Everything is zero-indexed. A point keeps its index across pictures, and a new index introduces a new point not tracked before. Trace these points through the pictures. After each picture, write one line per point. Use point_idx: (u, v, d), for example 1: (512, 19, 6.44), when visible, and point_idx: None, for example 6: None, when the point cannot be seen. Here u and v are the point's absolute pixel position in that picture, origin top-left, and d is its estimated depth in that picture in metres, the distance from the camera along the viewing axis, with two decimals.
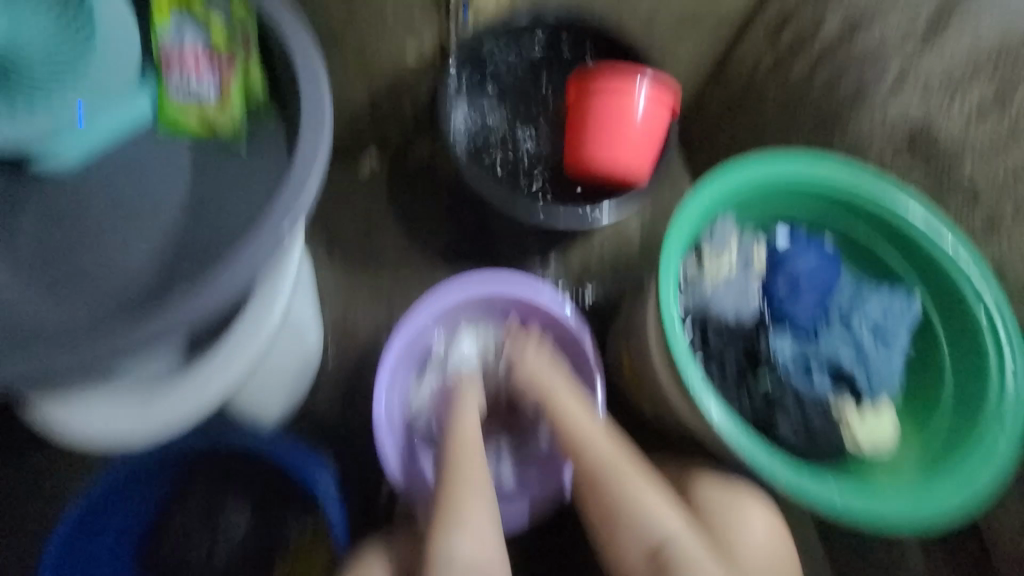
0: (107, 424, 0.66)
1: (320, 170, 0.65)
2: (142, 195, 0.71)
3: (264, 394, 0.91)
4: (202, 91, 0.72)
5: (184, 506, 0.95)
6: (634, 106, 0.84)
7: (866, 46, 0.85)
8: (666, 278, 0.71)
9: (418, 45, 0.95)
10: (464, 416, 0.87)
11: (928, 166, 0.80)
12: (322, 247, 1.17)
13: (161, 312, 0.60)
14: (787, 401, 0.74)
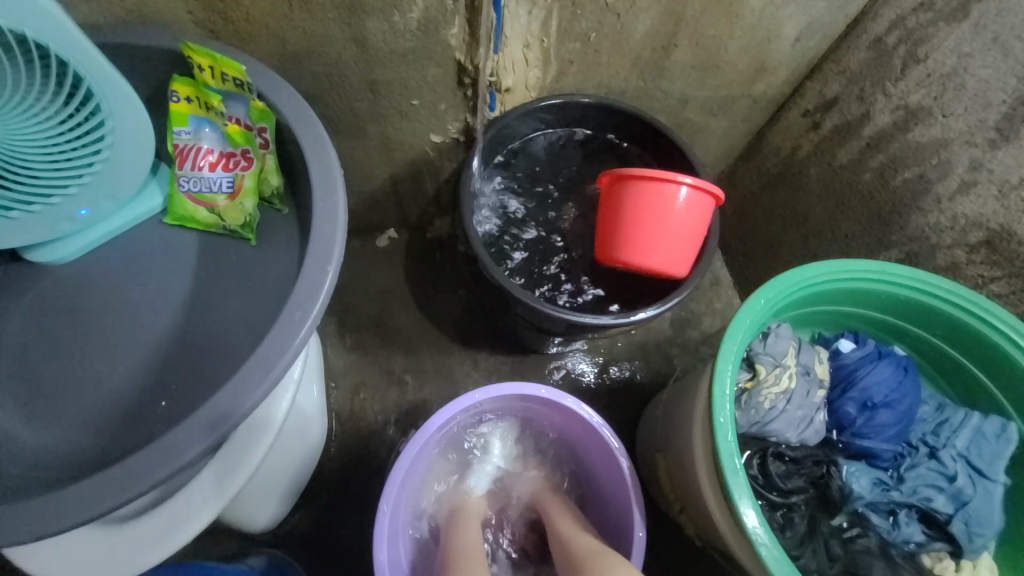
0: (67, 568, 0.57)
1: (331, 278, 0.60)
2: (143, 293, 0.67)
3: (255, 498, 0.82)
4: (215, 186, 0.68)
5: None
6: (675, 203, 0.73)
7: (927, 138, 0.78)
8: (721, 407, 0.62)
9: (442, 130, 0.92)
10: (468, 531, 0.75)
11: (1009, 271, 0.71)
12: (339, 320, 1.14)
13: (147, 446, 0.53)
14: (868, 552, 0.61)
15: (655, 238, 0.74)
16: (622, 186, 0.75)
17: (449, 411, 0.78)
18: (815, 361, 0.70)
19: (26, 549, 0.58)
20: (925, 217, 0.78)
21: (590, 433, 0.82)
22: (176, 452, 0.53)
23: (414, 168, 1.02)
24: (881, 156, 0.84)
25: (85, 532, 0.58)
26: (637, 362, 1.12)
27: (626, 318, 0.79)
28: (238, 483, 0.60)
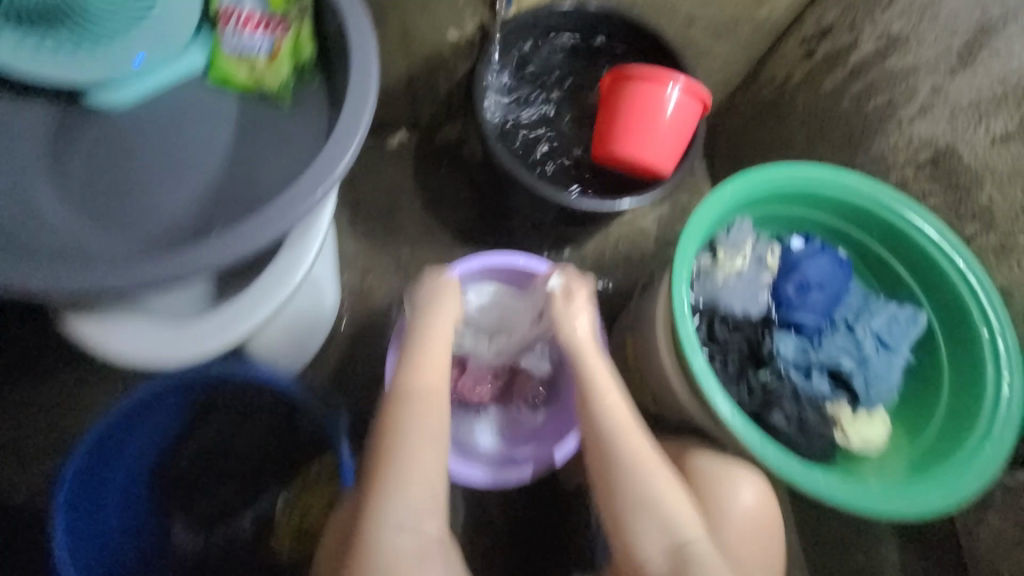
0: (137, 345, 0.71)
1: (361, 134, 0.67)
2: (188, 139, 0.74)
3: (280, 345, 0.95)
4: (254, 47, 0.75)
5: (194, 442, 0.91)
6: (665, 102, 0.83)
7: (901, 66, 0.86)
8: (681, 270, 0.74)
9: (459, 25, 0.97)
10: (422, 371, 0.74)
11: (946, 187, 0.82)
12: (349, 213, 1.23)
13: (197, 245, 0.62)
14: (786, 396, 0.76)
15: (645, 133, 0.84)
16: (622, 84, 0.85)
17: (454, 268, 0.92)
18: (767, 253, 0.84)
19: (99, 328, 0.70)
20: (887, 139, 0.88)
21: None
22: (224, 248, 0.62)
23: (430, 65, 1.07)
24: (859, 84, 0.91)
25: (150, 319, 0.72)
26: (620, 273, 1.22)
27: (612, 206, 0.90)
28: (280, 296, 0.75)
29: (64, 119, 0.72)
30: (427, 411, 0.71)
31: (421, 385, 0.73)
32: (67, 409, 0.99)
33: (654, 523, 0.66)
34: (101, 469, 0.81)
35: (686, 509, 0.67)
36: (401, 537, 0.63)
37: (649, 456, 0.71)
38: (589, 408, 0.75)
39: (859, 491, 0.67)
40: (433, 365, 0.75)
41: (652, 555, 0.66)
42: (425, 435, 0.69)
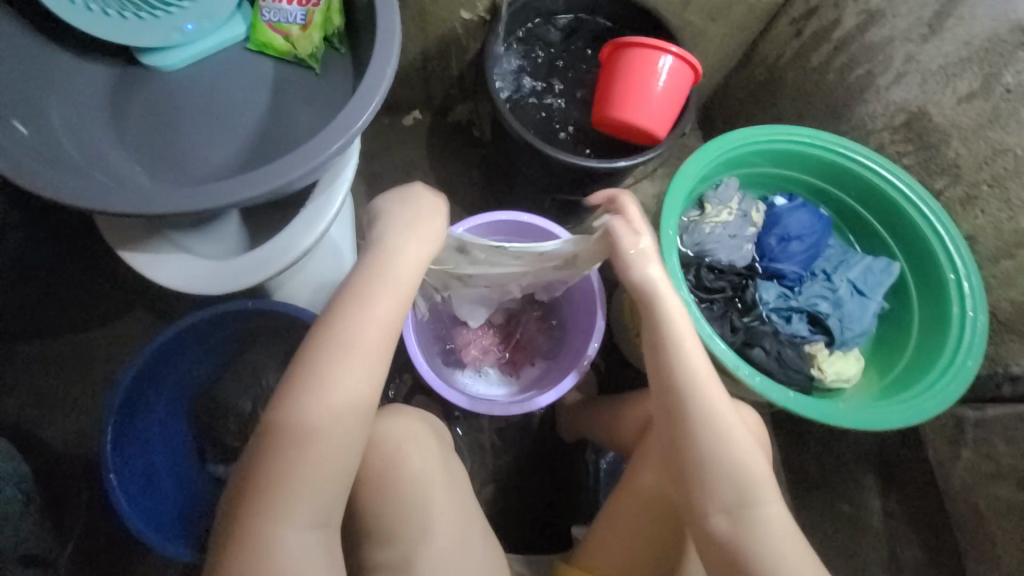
0: (183, 278, 0.80)
1: (383, 88, 0.74)
2: (231, 99, 0.83)
3: (302, 292, 1.03)
4: (290, 17, 0.84)
5: (236, 369, 1.00)
6: (659, 69, 0.90)
7: (878, 37, 0.93)
8: (671, 214, 0.81)
9: (472, 7, 1.07)
10: (342, 347, 0.56)
11: (919, 148, 0.89)
12: (365, 186, 1.31)
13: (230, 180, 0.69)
14: (767, 334, 0.83)
15: (641, 97, 0.92)
16: (620, 53, 0.93)
17: (470, 224, 0.96)
18: (752, 210, 0.91)
19: (150, 259, 0.79)
20: (867, 106, 0.95)
21: None
22: (255, 183, 0.69)
23: (443, 45, 1.16)
24: (843, 57, 0.98)
25: (192, 259, 0.81)
26: None
27: (610, 165, 0.97)
28: (305, 242, 0.82)
29: (122, 74, 0.81)
30: (350, 410, 0.56)
31: (339, 382, 0.55)
32: (108, 355, 1.09)
33: (721, 481, 0.61)
34: (156, 376, 0.88)
35: (759, 468, 0.61)
36: (295, 543, 0.53)
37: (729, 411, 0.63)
38: (665, 357, 0.65)
39: (834, 411, 0.72)
40: (361, 353, 0.57)
41: (713, 510, 0.61)
42: (335, 435, 0.55)
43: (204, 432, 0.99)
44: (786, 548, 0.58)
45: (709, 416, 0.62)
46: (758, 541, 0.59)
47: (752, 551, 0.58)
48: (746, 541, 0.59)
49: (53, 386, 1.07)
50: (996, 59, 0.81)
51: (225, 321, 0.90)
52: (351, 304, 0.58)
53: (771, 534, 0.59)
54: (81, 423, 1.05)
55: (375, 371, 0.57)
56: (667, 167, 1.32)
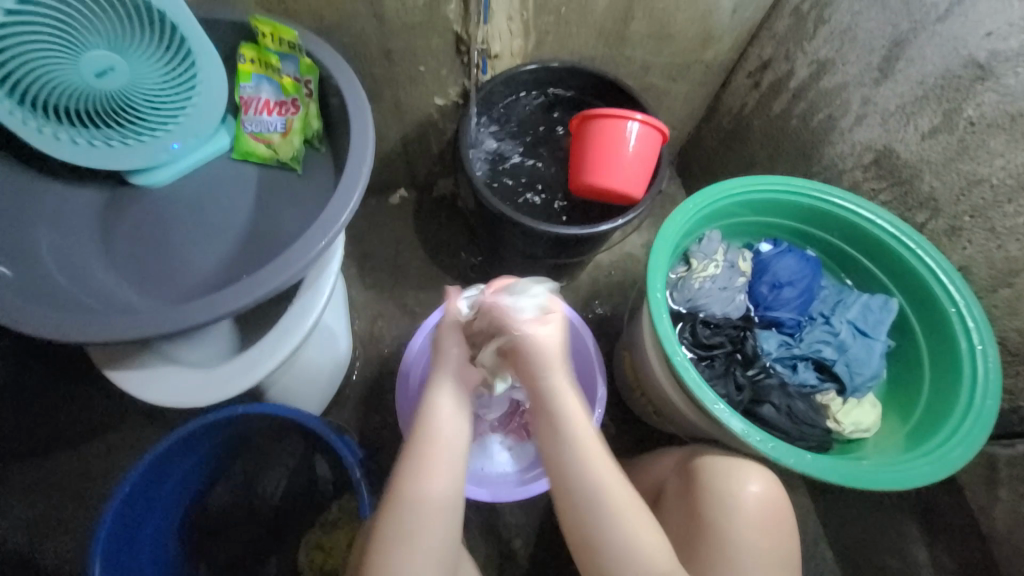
0: (171, 392, 0.78)
1: (363, 183, 0.76)
2: (218, 207, 0.86)
3: (296, 388, 1.01)
4: (271, 125, 0.88)
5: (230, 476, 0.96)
6: (627, 136, 0.93)
7: (833, 83, 0.96)
8: (657, 274, 0.79)
9: (444, 93, 1.11)
10: (420, 477, 0.67)
11: (893, 182, 0.90)
12: (356, 265, 1.31)
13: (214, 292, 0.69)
14: (774, 386, 0.81)
15: (614, 163, 0.95)
16: (588, 123, 0.96)
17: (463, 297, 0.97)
18: (739, 259, 0.91)
19: (137, 377, 0.78)
20: (835, 147, 0.98)
21: (574, 335, 0.98)
22: (245, 291, 0.69)
23: (421, 129, 1.20)
24: (803, 103, 1.02)
25: (177, 370, 0.79)
26: (615, 298, 1.26)
27: (593, 230, 0.98)
28: (295, 339, 0.81)
29: (112, 197, 0.85)
30: (426, 527, 0.65)
31: (433, 493, 0.66)
32: (102, 468, 1.06)
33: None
34: (146, 495, 0.83)
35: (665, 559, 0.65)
36: None
37: (633, 514, 0.65)
38: (562, 474, 0.65)
39: (861, 472, 0.67)
40: (447, 470, 0.68)
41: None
42: (429, 546, 0.65)
43: (199, 550, 0.94)
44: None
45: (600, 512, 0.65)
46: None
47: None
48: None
49: (41, 509, 1.02)
50: (954, 95, 0.81)
51: (218, 428, 0.87)
52: (430, 436, 0.69)
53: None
54: (72, 547, 1.00)
55: (457, 477, 0.68)
56: (653, 218, 1.34)
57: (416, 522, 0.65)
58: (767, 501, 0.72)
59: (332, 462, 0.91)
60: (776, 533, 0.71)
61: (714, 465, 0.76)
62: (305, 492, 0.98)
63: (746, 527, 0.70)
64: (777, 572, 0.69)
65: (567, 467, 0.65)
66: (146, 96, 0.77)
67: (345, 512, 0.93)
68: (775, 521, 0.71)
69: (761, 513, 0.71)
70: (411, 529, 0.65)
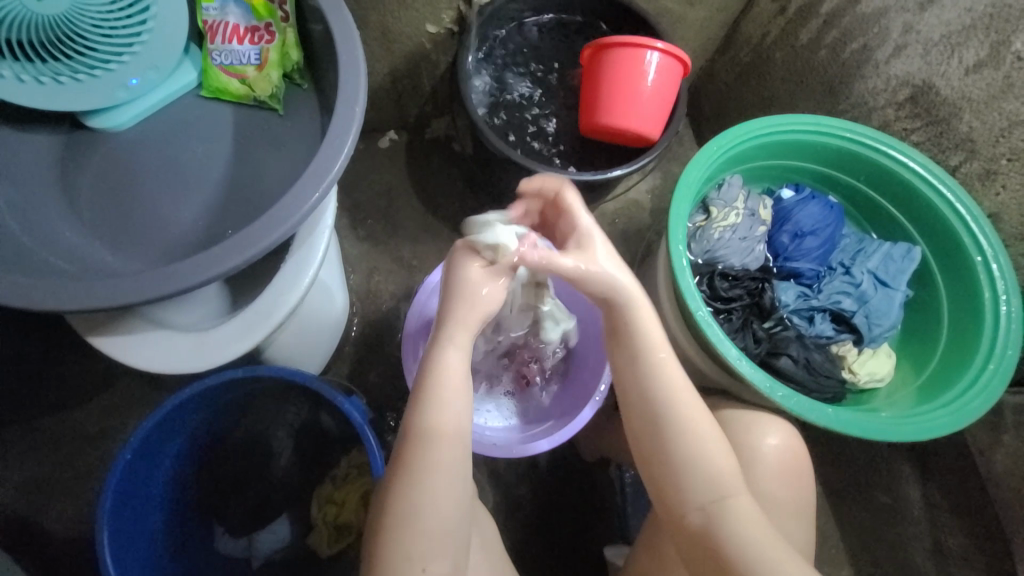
0: (166, 358, 0.74)
1: (357, 125, 0.67)
2: (193, 153, 0.77)
3: (296, 346, 0.97)
4: (243, 56, 0.77)
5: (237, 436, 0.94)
6: (645, 69, 0.84)
7: (871, 9, 0.88)
8: (678, 226, 0.74)
9: (437, 19, 0.97)
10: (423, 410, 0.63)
11: (928, 122, 0.84)
12: (345, 217, 1.23)
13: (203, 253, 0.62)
14: (791, 339, 0.81)
15: (630, 98, 0.86)
16: (602, 55, 0.87)
17: None
18: (759, 207, 0.86)
19: (126, 344, 0.73)
20: (866, 83, 0.90)
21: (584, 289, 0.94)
22: (240, 249, 0.62)
23: (411, 63, 1.08)
24: (834, 32, 0.93)
25: (168, 335, 0.74)
26: (619, 249, 1.21)
27: (606, 175, 0.92)
28: (294, 299, 0.76)
29: (69, 144, 0.75)
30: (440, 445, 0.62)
31: (439, 423, 0.62)
32: (99, 432, 1.02)
33: (691, 481, 0.64)
34: (153, 452, 0.81)
35: (729, 469, 0.64)
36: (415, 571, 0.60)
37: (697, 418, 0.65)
38: (630, 369, 0.67)
39: (879, 423, 0.68)
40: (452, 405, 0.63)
41: (690, 509, 0.64)
42: (455, 478, 0.62)
43: (211, 509, 0.94)
44: (756, 539, 0.61)
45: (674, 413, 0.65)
46: (732, 534, 0.61)
47: (726, 544, 0.61)
48: (719, 530, 0.62)
49: (37, 472, 1.00)
50: (1003, 25, 0.75)
51: (222, 388, 0.84)
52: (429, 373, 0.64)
53: (744, 526, 0.61)
54: (80, 506, 0.99)
55: (462, 411, 0.64)
56: (660, 161, 1.26)
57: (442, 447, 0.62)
58: (785, 453, 0.71)
59: (342, 423, 0.88)
60: (793, 482, 0.71)
61: (733, 419, 0.76)
62: (316, 452, 0.97)
63: (762, 478, 0.70)
64: (790, 520, 0.69)
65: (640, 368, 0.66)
66: (93, 20, 0.65)
67: (356, 470, 0.92)
68: (793, 471, 0.71)
69: (783, 463, 0.71)
70: (434, 464, 0.61)
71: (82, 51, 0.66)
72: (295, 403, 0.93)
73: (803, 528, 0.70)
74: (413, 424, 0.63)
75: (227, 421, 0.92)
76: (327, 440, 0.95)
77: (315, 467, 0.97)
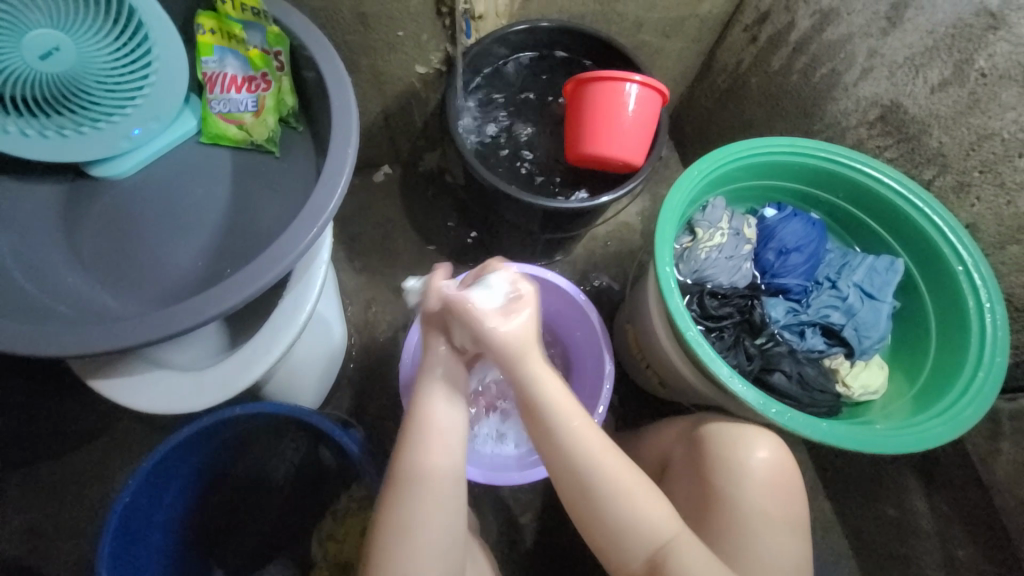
0: (168, 399, 0.74)
1: (350, 164, 0.70)
2: (193, 196, 0.80)
3: (296, 380, 0.97)
4: (242, 104, 0.81)
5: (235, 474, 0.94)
6: (625, 100, 0.88)
7: (837, 35, 0.92)
8: (664, 248, 0.76)
9: (425, 60, 1.02)
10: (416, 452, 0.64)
11: (900, 138, 0.88)
12: (342, 250, 1.26)
13: (202, 294, 0.64)
14: (785, 355, 0.81)
15: (612, 128, 0.90)
16: (584, 88, 0.91)
17: None
18: (744, 226, 0.89)
19: (125, 387, 0.73)
20: (838, 104, 0.94)
21: (578, 312, 0.95)
22: (235, 290, 0.64)
23: (402, 102, 1.12)
24: (804, 58, 0.98)
25: (168, 376, 0.75)
26: (612, 270, 1.24)
27: (593, 201, 0.94)
28: (291, 334, 0.77)
29: (73, 193, 0.77)
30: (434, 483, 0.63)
31: (430, 465, 0.63)
32: (98, 475, 1.02)
33: (631, 536, 0.64)
34: (153, 492, 0.81)
35: (667, 512, 0.65)
36: None
37: (629, 475, 0.64)
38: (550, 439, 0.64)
39: (873, 435, 0.68)
40: (443, 448, 0.65)
41: (634, 559, 0.64)
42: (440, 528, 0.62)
43: (211, 550, 0.92)
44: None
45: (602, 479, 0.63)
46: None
47: None
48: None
49: (32, 519, 0.99)
50: (965, 44, 0.78)
51: (222, 426, 0.84)
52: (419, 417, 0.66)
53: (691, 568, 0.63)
54: (77, 552, 0.97)
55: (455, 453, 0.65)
56: (647, 184, 1.30)
57: (424, 498, 0.62)
58: (774, 466, 0.72)
59: (341, 456, 0.88)
60: (785, 496, 0.71)
61: (720, 434, 0.75)
62: (313, 488, 0.96)
63: (754, 492, 0.70)
64: (787, 536, 0.69)
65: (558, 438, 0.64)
66: (96, 76, 0.68)
67: (356, 504, 0.91)
68: (783, 486, 0.71)
69: (771, 480, 0.71)
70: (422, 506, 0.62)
71: (85, 105, 0.70)
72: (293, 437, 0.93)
73: (799, 543, 0.69)
74: (401, 470, 0.64)
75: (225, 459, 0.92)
76: (324, 475, 0.94)
77: (312, 503, 0.96)
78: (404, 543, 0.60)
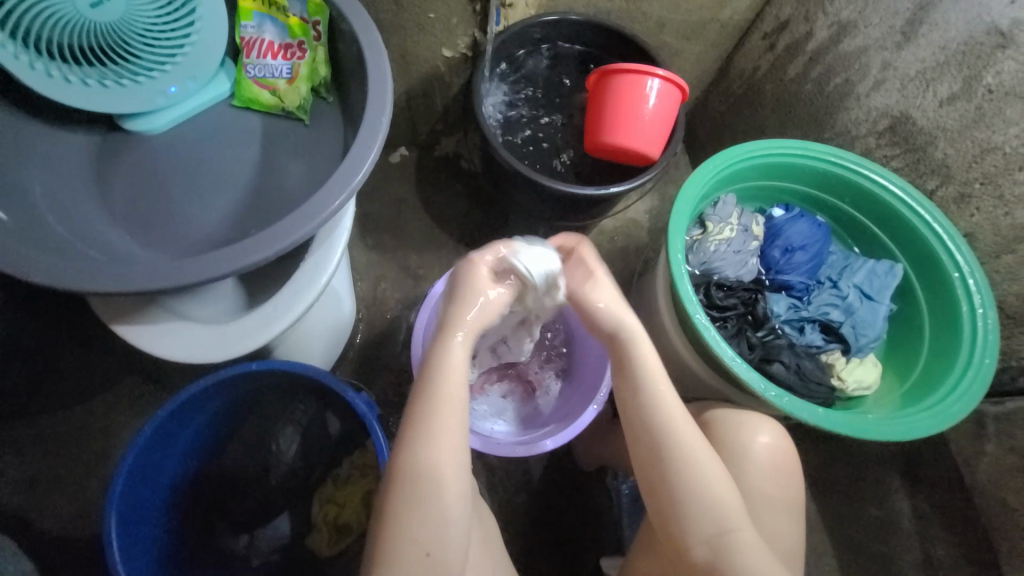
0: (189, 350, 0.77)
1: (383, 132, 0.73)
2: (224, 158, 0.82)
3: (306, 346, 0.99)
4: (276, 71, 0.83)
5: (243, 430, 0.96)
6: (647, 94, 0.91)
7: (853, 47, 0.96)
8: (677, 236, 0.79)
9: (453, 44, 1.04)
10: (426, 431, 0.65)
11: (906, 149, 0.92)
12: (356, 227, 1.28)
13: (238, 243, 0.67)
14: (784, 347, 0.85)
15: (631, 120, 0.93)
16: (608, 80, 0.94)
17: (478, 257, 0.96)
18: (752, 223, 0.92)
19: (149, 333, 0.75)
20: (849, 113, 0.98)
21: None
22: (264, 245, 0.66)
23: (426, 84, 1.15)
24: (819, 67, 1.02)
25: (191, 327, 0.77)
26: (618, 263, 1.27)
27: (607, 190, 0.97)
28: (310, 295, 0.80)
29: (105, 144, 0.79)
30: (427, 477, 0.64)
31: (433, 454, 0.64)
32: (104, 428, 1.03)
33: (701, 518, 0.66)
34: (164, 439, 0.82)
35: (734, 498, 0.67)
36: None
37: (706, 455, 0.68)
38: (642, 407, 0.71)
39: (859, 424, 0.72)
40: (446, 437, 0.65)
41: (695, 543, 0.66)
42: (450, 505, 0.64)
43: (213, 503, 0.94)
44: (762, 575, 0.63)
45: (683, 450, 0.68)
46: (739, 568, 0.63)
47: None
48: (726, 565, 0.64)
49: (35, 467, 1.00)
50: (974, 62, 0.82)
51: (236, 381, 0.86)
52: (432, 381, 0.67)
53: (751, 562, 0.64)
54: (80, 501, 0.99)
55: (458, 450, 0.66)
56: (657, 183, 1.34)
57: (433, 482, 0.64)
58: (775, 450, 0.74)
59: (352, 420, 0.90)
60: (784, 481, 0.74)
61: (725, 418, 0.78)
62: (318, 452, 0.97)
63: (753, 473, 0.73)
64: (783, 515, 0.72)
65: (645, 404, 0.71)
66: (141, 30, 0.70)
67: (359, 470, 0.93)
68: (783, 470, 0.74)
69: (773, 464, 0.74)
70: (434, 489, 0.64)
71: (128, 58, 0.72)
72: (303, 399, 0.94)
73: (794, 524, 0.73)
74: (403, 450, 0.65)
75: (235, 416, 0.94)
76: (333, 442, 0.96)
77: (316, 467, 0.97)
78: (412, 515, 0.63)
